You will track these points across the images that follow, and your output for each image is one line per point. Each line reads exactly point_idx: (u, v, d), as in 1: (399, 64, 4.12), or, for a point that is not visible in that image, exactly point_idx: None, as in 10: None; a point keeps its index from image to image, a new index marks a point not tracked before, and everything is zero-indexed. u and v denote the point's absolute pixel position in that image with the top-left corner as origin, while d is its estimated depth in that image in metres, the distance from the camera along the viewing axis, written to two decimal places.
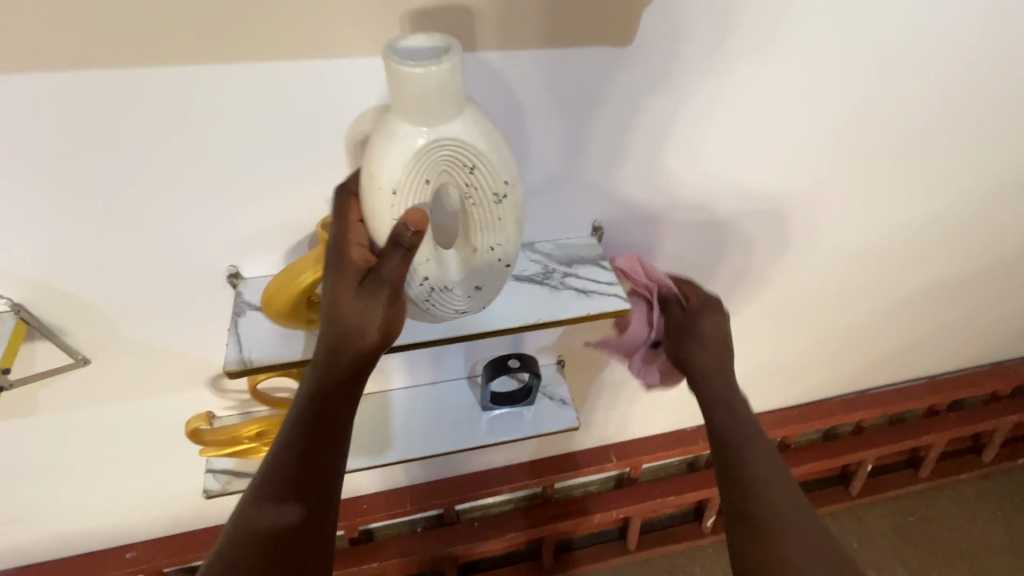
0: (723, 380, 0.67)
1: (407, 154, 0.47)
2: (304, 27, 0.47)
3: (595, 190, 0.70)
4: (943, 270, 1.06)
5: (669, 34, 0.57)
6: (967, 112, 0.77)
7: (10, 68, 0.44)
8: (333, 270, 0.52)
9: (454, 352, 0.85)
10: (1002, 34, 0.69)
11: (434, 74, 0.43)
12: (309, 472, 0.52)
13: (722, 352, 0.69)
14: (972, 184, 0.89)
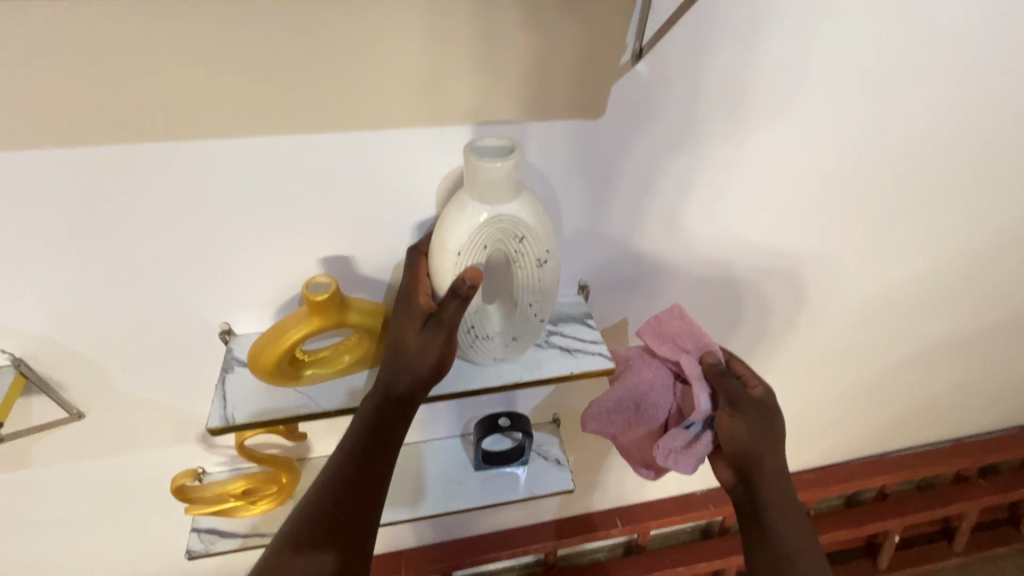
0: (774, 475, 0.60)
1: (472, 226, 0.50)
2: (300, 103, 0.51)
3: (607, 248, 0.71)
4: (952, 329, 1.04)
5: (660, 104, 0.60)
6: (958, 176, 0.78)
7: (29, 142, 0.48)
8: (397, 316, 0.55)
9: (447, 410, 0.84)
10: (983, 104, 0.71)
11: (501, 167, 0.46)
12: (342, 520, 0.52)
13: (773, 442, 0.61)
14: (971, 246, 0.89)
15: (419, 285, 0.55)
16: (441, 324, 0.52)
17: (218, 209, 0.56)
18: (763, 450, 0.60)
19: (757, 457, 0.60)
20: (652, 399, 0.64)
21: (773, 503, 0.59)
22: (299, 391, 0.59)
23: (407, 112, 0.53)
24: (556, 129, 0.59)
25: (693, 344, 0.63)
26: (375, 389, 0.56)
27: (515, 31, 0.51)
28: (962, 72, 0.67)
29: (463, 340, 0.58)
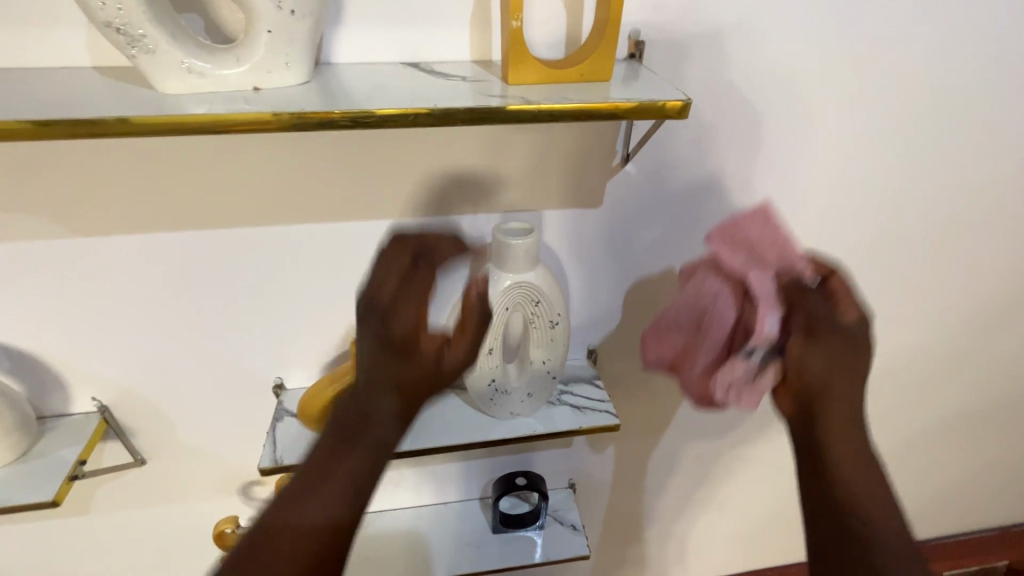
0: (846, 411, 0.53)
1: (496, 291, 0.59)
2: (359, 197, 0.64)
3: (617, 323, 0.77)
4: (970, 404, 1.04)
5: (659, 197, 0.69)
6: (947, 256, 0.84)
7: (150, 227, 0.61)
8: (397, 360, 0.49)
9: (468, 470, 0.89)
10: (957, 193, 0.79)
11: (522, 243, 0.57)
12: (291, 537, 0.45)
13: (850, 374, 0.53)
14: (974, 320, 0.93)
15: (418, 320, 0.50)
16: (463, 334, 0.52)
17: (284, 280, 0.67)
18: (836, 385, 0.53)
19: (830, 390, 0.53)
20: (716, 310, 0.59)
21: (843, 449, 0.52)
22: None
23: (444, 202, 0.65)
24: (571, 219, 0.68)
25: (774, 258, 0.57)
26: (368, 452, 0.49)
27: (533, 142, 0.63)
28: (934, 167, 0.76)
29: (484, 393, 0.66)
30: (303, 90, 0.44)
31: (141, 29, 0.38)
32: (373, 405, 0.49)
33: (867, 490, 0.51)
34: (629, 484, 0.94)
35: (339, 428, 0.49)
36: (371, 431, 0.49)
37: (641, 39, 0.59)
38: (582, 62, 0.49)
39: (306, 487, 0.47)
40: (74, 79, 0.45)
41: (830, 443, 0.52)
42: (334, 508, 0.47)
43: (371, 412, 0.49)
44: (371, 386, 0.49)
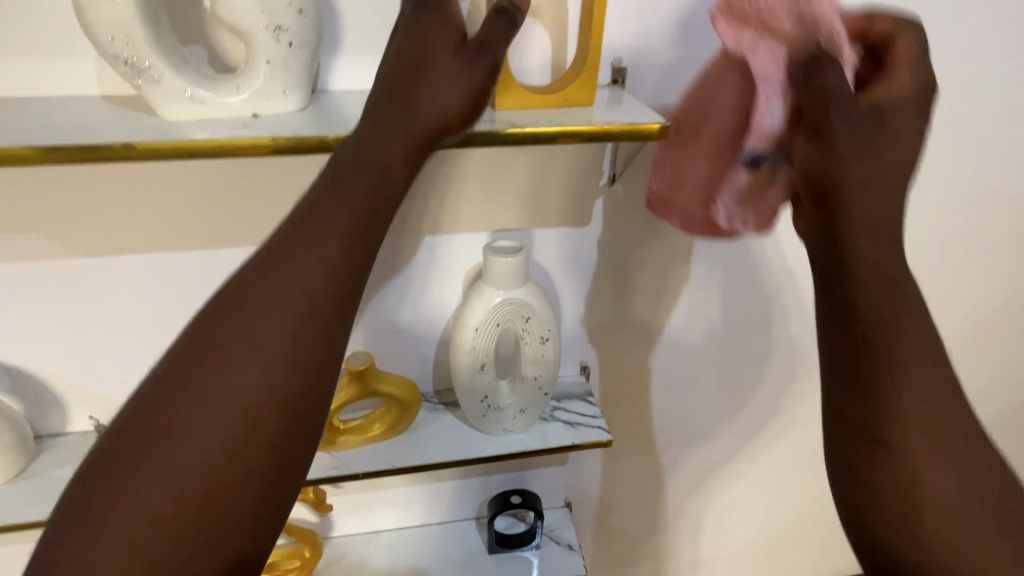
0: (909, 299, 0.39)
1: (488, 307, 0.61)
2: None
3: (609, 341, 0.77)
4: (1003, 442, 0.98)
5: (651, 219, 0.70)
6: (961, 277, 0.81)
7: (152, 247, 0.63)
8: (300, 242, 0.39)
9: (463, 489, 0.89)
10: (967, 212, 0.77)
11: (512, 261, 0.58)
12: (179, 400, 0.35)
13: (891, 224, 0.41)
14: (995, 349, 0.89)
15: (345, 192, 0.40)
16: (453, 92, 0.44)
17: None
18: (879, 260, 0.40)
19: (869, 242, 0.40)
20: (709, 116, 0.52)
21: (897, 355, 0.38)
22: (333, 455, 0.67)
23: (451, 220, 0.66)
24: (566, 239, 0.70)
25: (792, 29, 0.45)
26: (251, 364, 0.36)
27: (524, 163, 0.65)
28: (940, 185, 0.74)
29: (477, 409, 0.66)
30: (300, 116, 0.46)
31: (147, 60, 0.41)
32: (257, 303, 0.37)
33: (932, 401, 0.38)
34: (627, 502, 0.94)
35: (209, 331, 0.37)
36: (253, 338, 0.37)
37: (622, 66, 0.59)
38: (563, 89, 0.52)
39: (162, 407, 0.35)
40: (84, 107, 0.48)
41: (883, 344, 0.38)
42: (251, 387, 0.36)
43: (257, 314, 0.37)
44: (264, 275, 0.38)
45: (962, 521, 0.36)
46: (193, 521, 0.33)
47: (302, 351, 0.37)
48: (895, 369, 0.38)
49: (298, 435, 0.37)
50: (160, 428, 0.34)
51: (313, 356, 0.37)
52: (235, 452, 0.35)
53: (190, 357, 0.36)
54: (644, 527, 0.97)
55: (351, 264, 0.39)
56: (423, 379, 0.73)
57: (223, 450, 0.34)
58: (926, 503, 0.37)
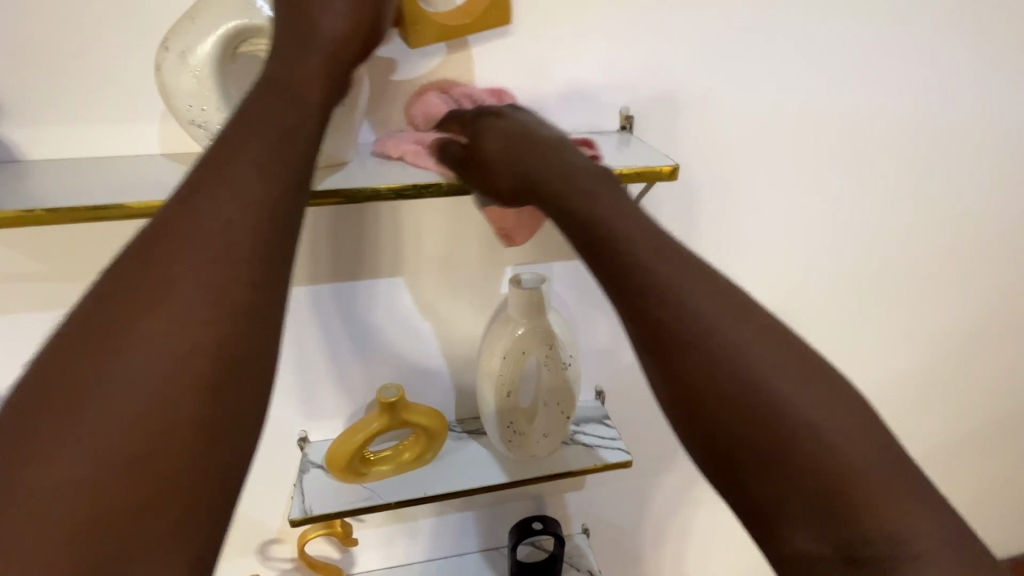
0: (665, 257, 0.42)
1: (513, 336, 0.65)
2: (378, 257, 0.66)
3: (621, 367, 0.80)
4: (990, 441, 1.03)
5: None
6: (945, 289, 0.86)
7: None
8: (195, 216, 0.36)
9: (483, 518, 0.90)
10: (949, 229, 0.82)
11: (534, 293, 0.63)
12: (58, 396, 0.30)
13: (609, 181, 0.48)
14: (980, 361, 0.95)
15: (239, 154, 0.38)
16: (337, 16, 0.43)
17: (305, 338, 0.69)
18: (636, 236, 0.44)
19: (584, 215, 0.46)
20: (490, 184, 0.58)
21: (684, 324, 0.40)
22: (364, 486, 0.70)
23: (415, 259, 0.67)
24: (564, 276, 0.72)
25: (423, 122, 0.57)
26: (145, 351, 0.32)
27: None
28: (924, 206, 0.79)
29: (503, 435, 0.69)
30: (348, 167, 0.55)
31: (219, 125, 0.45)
32: (149, 278, 0.34)
33: (739, 347, 0.39)
34: (642, 524, 0.96)
35: (91, 326, 0.32)
36: (147, 322, 0.33)
37: (630, 114, 0.64)
38: (477, 17, 0.53)
39: (33, 415, 0.30)
40: (147, 164, 0.53)
41: (659, 316, 0.41)
42: (154, 363, 0.32)
43: (148, 298, 0.33)
44: (153, 256, 0.34)
45: (816, 447, 0.36)
46: (105, 519, 0.29)
47: (209, 327, 0.34)
48: (695, 340, 0.40)
49: (218, 418, 0.33)
50: (41, 441, 0.29)
51: (229, 322, 0.35)
52: (137, 450, 0.30)
53: (69, 358, 0.31)
54: (659, 546, 0.99)
55: (260, 227, 0.37)
56: (446, 408, 0.77)
57: (123, 451, 0.30)
58: (783, 440, 0.37)
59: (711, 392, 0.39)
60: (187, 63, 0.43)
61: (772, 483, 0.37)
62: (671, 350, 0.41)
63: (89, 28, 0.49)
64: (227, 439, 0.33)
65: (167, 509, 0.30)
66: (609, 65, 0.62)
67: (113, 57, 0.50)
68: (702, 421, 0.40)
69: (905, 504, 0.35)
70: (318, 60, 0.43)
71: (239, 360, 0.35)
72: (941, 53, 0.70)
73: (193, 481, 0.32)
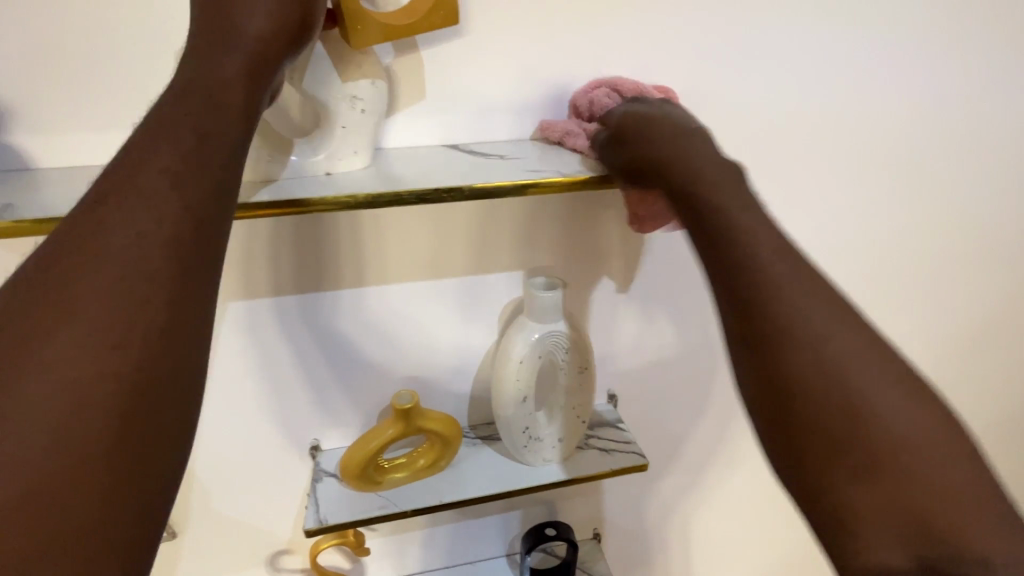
0: (783, 257, 0.43)
1: (529, 341, 0.64)
2: (394, 262, 0.66)
3: (634, 370, 0.80)
4: (996, 437, 1.04)
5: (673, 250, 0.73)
6: (951, 287, 0.87)
7: None
8: (106, 224, 0.35)
9: (495, 525, 0.89)
10: (954, 228, 0.83)
11: (552, 297, 0.63)
12: None
13: (738, 181, 0.48)
14: (985, 360, 0.96)
15: (152, 160, 0.37)
16: (256, 17, 0.42)
17: (319, 344, 0.69)
18: (759, 235, 0.44)
19: (699, 211, 0.47)
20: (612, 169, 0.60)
21: (797, 320, 0.41)
22: (379, 494, 0.70)
23: (428, 264, 0.67)
24: (581, 281, 0.72)
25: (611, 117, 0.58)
26: (48, 369, 0.31)
27: (560, 205, 0.67)
28: (929, 206, 0.80)
29: (519, 440, 0.69)
30: (366, 171, 0.54)
31: None
32: (60, 288, 0.33)
33: (845, 349, 0.40)
34: (653, 528, 0.95)
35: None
36: (48, 340, 0.32)
37: None
38: (423, 17, 0.49)
39: None
40: None
41: (770, 308, 0.41)
42: (64, 372, 0.31)
43: (53, 315, 0.32)
44: (62, 270, 0.34)
45: (914, 458, 0.37)
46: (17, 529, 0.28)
47: (122, 342, 0.33)
48: (794, 335, 0.41)
49: (134, 435, 0.32)
50: None
51: (149, 330, 0.34)
52: (34, 473, 0.29)
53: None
54: (670, 550, 0.99)
55: (177, 238, 0.36)
56: (459, 415, 0.76)
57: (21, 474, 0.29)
58: (884, 444, 0.37)
59: (800, 388, 0.40)
60: None
61: (857, 485, 0.37)
62: (768, 345, 0.41)
63: (104, 35, 0.49)
64: (146, 457, 0.33)
65: (75, 534, 0.30)
66: (622, 69, 0.62)
67: (128, 64, 0.50)
68: (784, 415, 0.40)
69: (998, 530, 0.35)
70: (240, 59, 0.41)
71: (156, 375, 0.34)
72: (939, 57, 0.72)
73: (109, 497, 0.31)
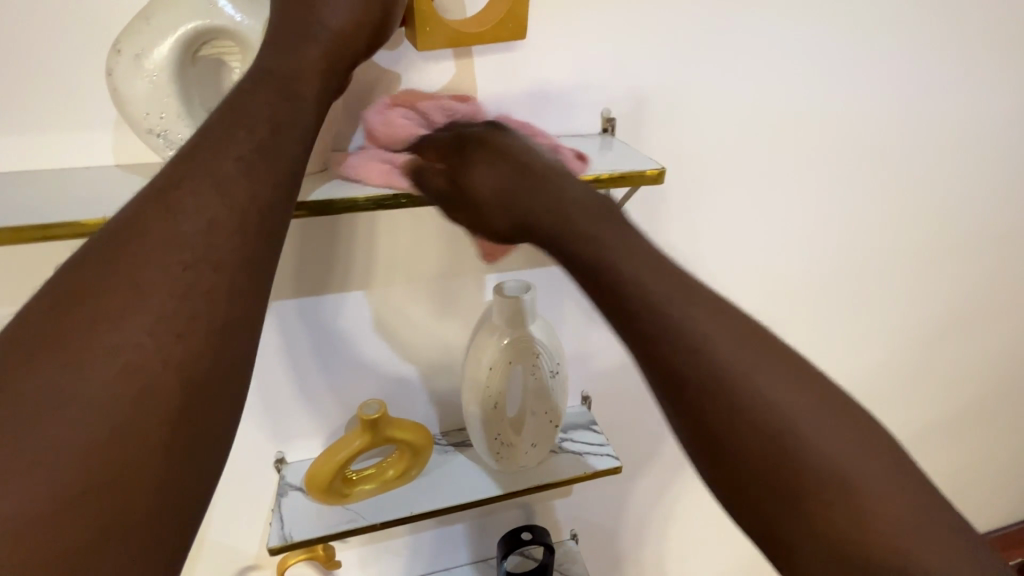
0: (686, 295, 0.40)
1: (500, 346, 0.63)
2: (356, 270, 0.63)
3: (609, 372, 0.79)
4: (959, 418, 1.06)
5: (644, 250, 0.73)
6: (918, 275, 0.88)
7: None
8: (174, 211, 0.34)
9: (470, 531, 0.88)
10: (919, 218, 0.83)
11: (520, 302, 0.61)
12: (34, 376, 0.29)
13: (616, 211, 0.46)
14: (949, 342, 0.97)
15: (224, 150, 0.36)
16: (338, 10, 0.43)
17: (279, 355, 0.65)
18: (649, 273, 0.41)
19: (587, 259, 0.43)
20: None
21: (705, 362, 0.38)
22: (347, 506, 0.68)
23: (393, 269, 0.64)
24: (552, 282, 0.71)
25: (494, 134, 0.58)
26: (115, 359, 0.30)
27: None
28: (896, 199, 0.80)
29: (491, 447, 0.68)
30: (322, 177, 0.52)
31: (179, 133, 0.43)
32: (130, 266, 0.32)
33: (762, 389, 0.38)
34: (631, 525, 0.95)
35: (31, 340, 0.30)
36: (100, 339, 0.30)
37: (612, 117, 0.63)
38: (490, 28, 0.51)
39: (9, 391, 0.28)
40: (106, 177, 0.49)
41: (682, 361, 0.39)
42: (141, 347, 0.31)
43: (124, 294, 0.32)
44: (129, 250, 0.33)
45: (855, 493, 0.35)
46: (93, 492, 0.28)
47: (190, 323, 0.33)
48: (718, 376, 0.38)
49: (188, 439, 0.32)
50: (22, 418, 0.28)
51: (216, 311, 0.34)
52: (94, 478, 0.28)
53: (19, 359, 0.29)
54: (647, 546, 0.98)
55: (241, 234, 0.35)
56: (431, 422, 0.75)
57: (95, 461, 0.29)
58: (816, 482, 0.35)
59: (729, 435, 0.37)
60: (142, 67, 0.41)
61: (799, 525, 0.36)
62: (682, 391, 0.39)
63: (33, 32, 0.45)
64: (199, 436, 0.32)
65: (130, 540, 0.29)
66: (590, 65, 0.61)
67: (63, 59, 0.46)
68: (714, 461, 0.38)
69: (941, 538, 0.34)
70: (319, 55, 0.42)
71: (219, 361, 0.34)
72: (911, 53, 0.71)
73: (170, 472, 0.31)
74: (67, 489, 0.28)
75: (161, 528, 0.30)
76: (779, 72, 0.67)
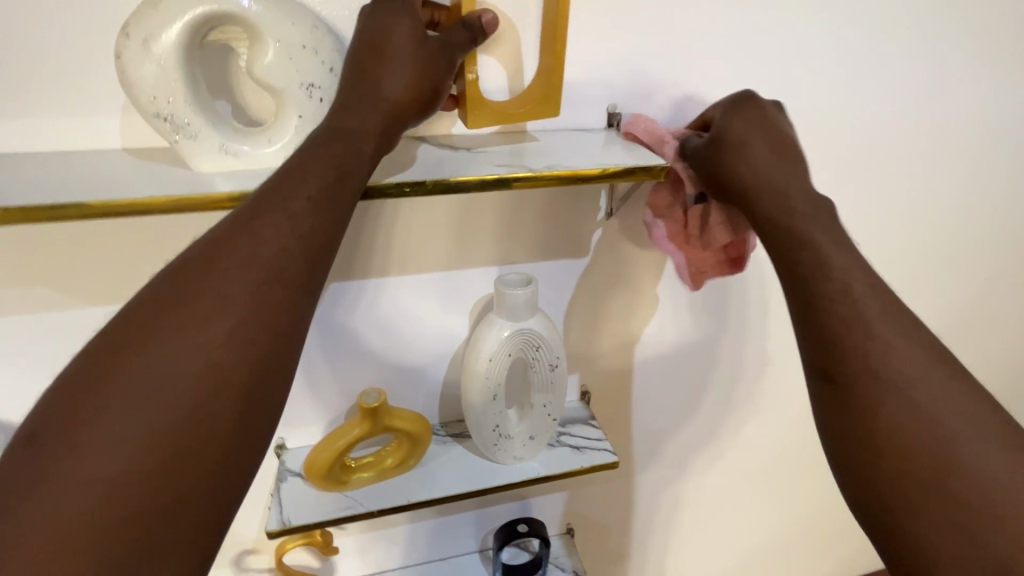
0: (875, 295, 0.45)
1: (501, 339, 0.63)
2: (358, 260, 0.63)
3: (610, 368, 0.79)
4: None
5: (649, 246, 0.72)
6: (928, 277, 0.87)
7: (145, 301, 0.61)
8: (249, 237, 0.37)
9: (467, 521, 0.88)
10: (932, 220, 0.82)
11: (521, 294, 0.61)
12: (120, 372, 0.32)
13: (830, 219, 0.49)
14: (959, 343, 0.95)
15: (296, 190, 0.39)
16: (400, 76, 0.45)
17: None
18: (847, 271, 0.45)
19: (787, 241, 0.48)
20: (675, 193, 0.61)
21: (880, 355, 0.42)
22: (345, 493, 0.69)
23: (396, 260, 0.64)
24: (554, 276, 0.71)
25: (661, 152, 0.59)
26: (184, 366, 0.33)
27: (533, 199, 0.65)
28: (909, 201, 0.79)
29: (489, 439, 0.69)
30: None
31: (186, 118, 0.43)
32: (203, 283, 0.36)
33: (942, 393, 0.41)
34: (628, 521, 0.95)
35: (116, 340, 0.33)
36: (158, 358, 0.33)
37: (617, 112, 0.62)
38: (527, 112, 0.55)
39: (97, 385, 0.32)
40: (111, 161, 0.50)
41: (854, 350, 0.43)
42: (207, 356, 0.34)
43: (195, 306, 0.35)
44: (204, 268, 0.36)
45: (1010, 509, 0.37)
46: (154, 485, 0.31)
47: (249, 338, 0.35)
48: (893, 370, 0.42)
49: (225, 457, 0.34)
50: (100, 410, 0.31)
51: (268, 329, 0.36)
52: (139, 489, 0.31)
53: (104, 360, 0.33)
54: (645, 542, 0.99)
55: (303, 261, 0.38)
56: (430, 412, 0.75)
57: (160, 455, 0.32)
58: (968, 486, 0.38)
59: (887, 421, 0.41)
60: (150, 51, 0.41)
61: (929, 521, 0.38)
62: (845, 377, 0.43)
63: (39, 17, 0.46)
64: (244, 444, 0.35)
65: (164, 553, 0.31)
66: (598, 58, 0.60)
67: (70, 45, 0.47)
68: (859, 446, 0.42)
69: None
70: (376, 118, 0.44)
71: (268, 375, 0.36)
72: (928, 52, 0.69)
73: (218, 473, 0.33)
74: (136, 477, 0.31)
75: (201, 525, 0.33)
76: (791, 71, 0.66)
